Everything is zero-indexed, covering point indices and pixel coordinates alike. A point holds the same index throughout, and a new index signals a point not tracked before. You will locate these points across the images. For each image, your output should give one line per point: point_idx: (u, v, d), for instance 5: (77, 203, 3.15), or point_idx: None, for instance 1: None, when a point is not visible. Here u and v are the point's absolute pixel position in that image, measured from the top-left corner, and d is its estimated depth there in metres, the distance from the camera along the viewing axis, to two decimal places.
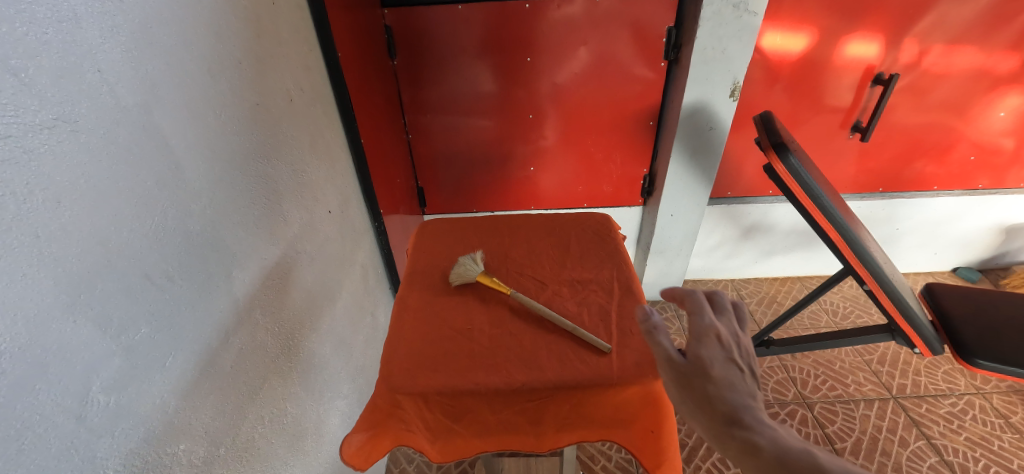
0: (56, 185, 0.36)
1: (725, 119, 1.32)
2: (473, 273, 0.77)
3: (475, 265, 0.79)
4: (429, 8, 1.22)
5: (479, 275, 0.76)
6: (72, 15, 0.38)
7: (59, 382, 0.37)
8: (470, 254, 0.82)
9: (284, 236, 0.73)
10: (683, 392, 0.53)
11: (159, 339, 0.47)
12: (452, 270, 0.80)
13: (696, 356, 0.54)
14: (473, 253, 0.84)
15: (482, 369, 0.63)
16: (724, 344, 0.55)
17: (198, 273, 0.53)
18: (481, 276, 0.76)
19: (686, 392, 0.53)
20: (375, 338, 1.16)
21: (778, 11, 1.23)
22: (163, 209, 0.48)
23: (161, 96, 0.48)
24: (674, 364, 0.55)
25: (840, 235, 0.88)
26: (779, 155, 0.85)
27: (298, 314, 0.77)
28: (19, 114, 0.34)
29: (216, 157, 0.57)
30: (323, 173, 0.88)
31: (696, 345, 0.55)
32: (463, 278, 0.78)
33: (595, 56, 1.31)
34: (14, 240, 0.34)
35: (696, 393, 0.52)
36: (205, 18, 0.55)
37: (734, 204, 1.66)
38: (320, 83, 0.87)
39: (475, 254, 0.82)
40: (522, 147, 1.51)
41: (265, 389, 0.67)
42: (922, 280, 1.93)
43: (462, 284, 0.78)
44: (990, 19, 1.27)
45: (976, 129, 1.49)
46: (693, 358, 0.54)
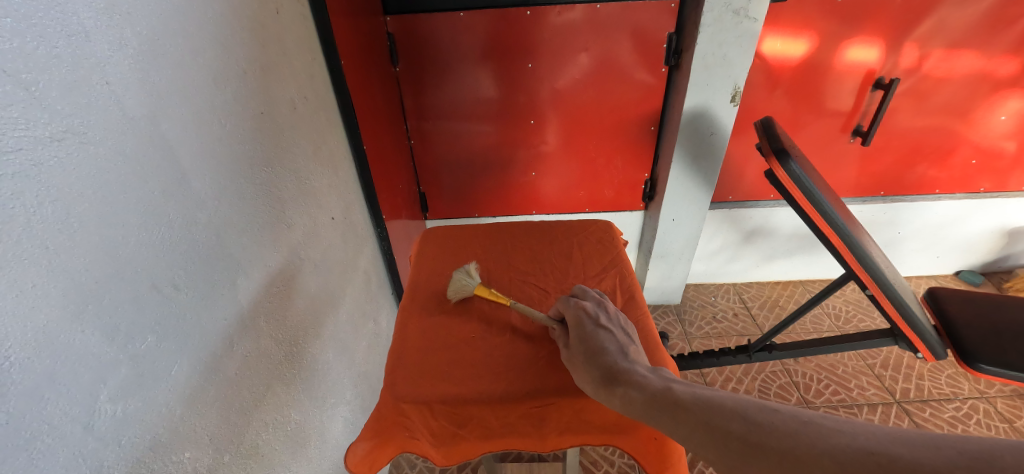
0: (64, 197, 0.37)
1: (726, 124, 1.32)
2: (471, 287, 0.77)
3: (470, 278, 0.78)
4: (431, 15, 1.23)
5: (477, 289, 0.76)
6: (81, 29, 0.39)
7: (66, 392, 0.37)
8: (464, 267, 0.81)
9: (288, 243, 0.74)
10: (574, 369, 0.61)
11: (164, 348, 0.47)
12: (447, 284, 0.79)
13: (575, 331, 0.63)
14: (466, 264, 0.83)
15: (484, 377, 0.64)
16: (596, 317, 0.64)
17: (203, 282, 0.53)
18: (480, 289, 0.76)
19: (575, 367, 0.61)
20: (377, 344, 1.16)
21: (778, 16, 1.24)
22: (168, 218, 0.48)
23: (167, 107, 0.48)
24: (563, 348, 0.64)
25: (841, 241, 0.88)
26: (780, 161, 0.85)
27: (302, 321, 0.77)
28: (29, 127, 0.34)
29: (221, 166, 0.57)
30: (326, 180, 0.89)
31: (573, 324, 0.65)
32: (460, 292, 0.77)
33: (596, 62, 1.31)
34: (23, 251, 0.34)
35: (581, 362, 0.60)
36: (210, 29, 0.56)
37: (735, 208, 1.66)
38: (323, 91, 0.88)
39: (469, 266, 0.81)
40: (524, 152, 1.51)
41: (269, 397, 0.67)
42: (924, 284, 1.92)
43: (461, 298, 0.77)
44: (990, 23, 1.27)
45: (977, 132, 1.49)
46: (573, 335, 0.63)
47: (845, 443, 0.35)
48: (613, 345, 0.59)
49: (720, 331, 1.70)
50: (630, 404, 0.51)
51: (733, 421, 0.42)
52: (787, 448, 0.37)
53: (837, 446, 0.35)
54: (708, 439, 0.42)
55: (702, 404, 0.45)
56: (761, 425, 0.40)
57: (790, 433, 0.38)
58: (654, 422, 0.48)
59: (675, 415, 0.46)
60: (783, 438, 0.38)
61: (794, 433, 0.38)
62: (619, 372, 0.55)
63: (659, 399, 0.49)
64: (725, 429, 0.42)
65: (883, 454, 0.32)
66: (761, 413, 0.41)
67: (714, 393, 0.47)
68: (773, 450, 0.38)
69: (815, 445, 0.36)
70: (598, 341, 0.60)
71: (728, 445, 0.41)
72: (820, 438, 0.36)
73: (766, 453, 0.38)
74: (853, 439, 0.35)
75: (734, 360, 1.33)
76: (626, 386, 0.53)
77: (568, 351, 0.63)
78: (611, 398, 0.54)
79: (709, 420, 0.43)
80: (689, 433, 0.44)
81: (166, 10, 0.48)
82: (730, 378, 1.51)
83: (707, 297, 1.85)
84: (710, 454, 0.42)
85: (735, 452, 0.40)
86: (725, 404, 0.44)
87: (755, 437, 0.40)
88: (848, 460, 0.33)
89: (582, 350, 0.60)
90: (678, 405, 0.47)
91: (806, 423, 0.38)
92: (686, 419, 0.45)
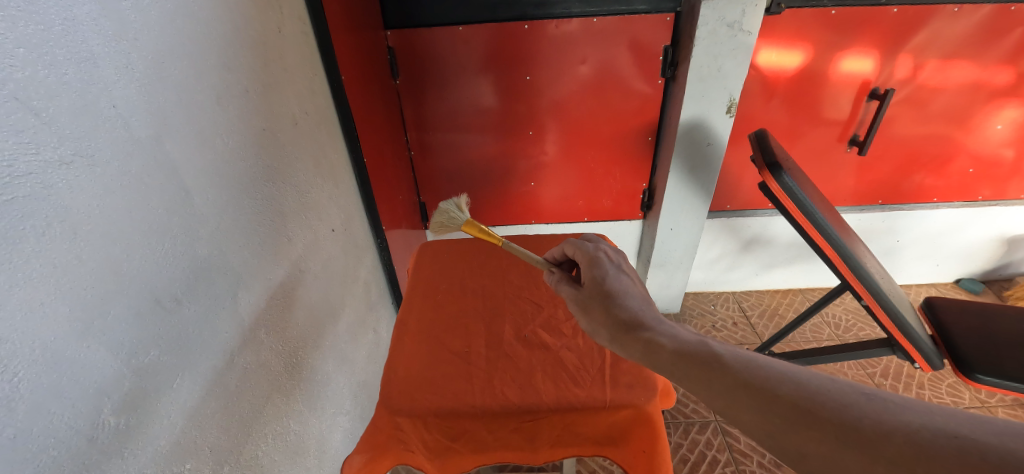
0: (72, 218, 0.38)
1: (723, 135, 1.34)
2: (457, 223, 0.84)
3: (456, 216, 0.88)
4: (431, 29, 1.26)
5: (461, 225, 0.83)
6: (89, 55, 0.40)
7: (73, 406, 0.38)
8: (454, 201, 0.88)
9: (289, 256, 0.75)
10: (587, 311, 0.61)
11: (167, 361, 0.48)
12: (437, 220, 0.87)
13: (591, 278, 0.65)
14: (457, 197, 0.90)
15: (478, 391, 0.65)
16: (613, 264, 0.67)
17: (205, 295, 0.55)
18: (463, 226, 0.83)
19: (589, 309, 0.61)
20: (377, 354, 1.17)
21: (773, 28, 1.25)
22: (172, 235, 0.49)
23: (172, 128, 0.50)
24: (575, 293, 0.65)
25: (836, 253, 0.89)
26: (773, 174, 0.86)
27: (302, 333, 0.78)
28: (39, 151, 0.36)
29: (223, 183, 0.59)
30: (327, 193, 0.90)
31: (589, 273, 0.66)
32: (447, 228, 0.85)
33: (593, 74, 1.33)
34: (32, 270, 0.35)
35: (598, 305, 0.60)
36: (215, 50, 0.58)
37: (733, 217, 1.67)
38: (324, 106, 0.90)
39: (458, 200, 0.87)
40: (523, 162, 1.53)
41: (269, 408, 0.69)
42: (924, 292, 1.92)
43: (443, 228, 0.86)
44: (984, 34, 1.28)
45: (974, 141, 1.50)
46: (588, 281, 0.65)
47: (914, 423, 0.34)
48: (631, 292, 0.61)
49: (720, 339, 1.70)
50: (656, 351, 0.50)
51: (781, 388, 0.41)
52: (847, 421, 0.36)
53: (907, 426, 0.34)
54: (751, 400, 0.41)
55: (741, 363, 0.44)
56: (814, 395, 0.39)
57: (848, 406, 0.37)
58: (684, 375, 0.46)
59: (712, 370, 0.45)
60: (839, 411, 0.37)
61: (853, 407, 0.37)
62: (641, 317, 0.55)
63: (690, 352, 0.48)
64: (773, 394, 0.40)
65: (962, 438, 0.32)
66: (814, 382, 0.40)
67: (753, 356, 0.45)
68: (829, 420, 0.37)
69: (882, 421, 0.35)
70: (617, 287, 0.62)
71: (776, 409, 0.39)
72: (883, 415, 0.36)
73: (821, 423, 0.37)
74: (921, 419, 0.34)
75: None
76: (650, 335, 0.52)
77: (582, 295, 0.63)
78: (631, 340, 0.53)
79: (752, 381, 0.42)
80: (727, 390, 0.43)
81: (172, 34, 0.50)
82: None
83: (707, 306, 1.86)
84: (753, 415, 0.40)
85: (784, 418, 0.39)
86: (770, 370, 0.43)
87: (807, 406, 0.39)
88: (922, 441, 0.33)
89: (601, 293, 0.61)
90: (715, 360, 0.45)
91: (864, 399, 0.38)
92: (725, 377, 0.43)
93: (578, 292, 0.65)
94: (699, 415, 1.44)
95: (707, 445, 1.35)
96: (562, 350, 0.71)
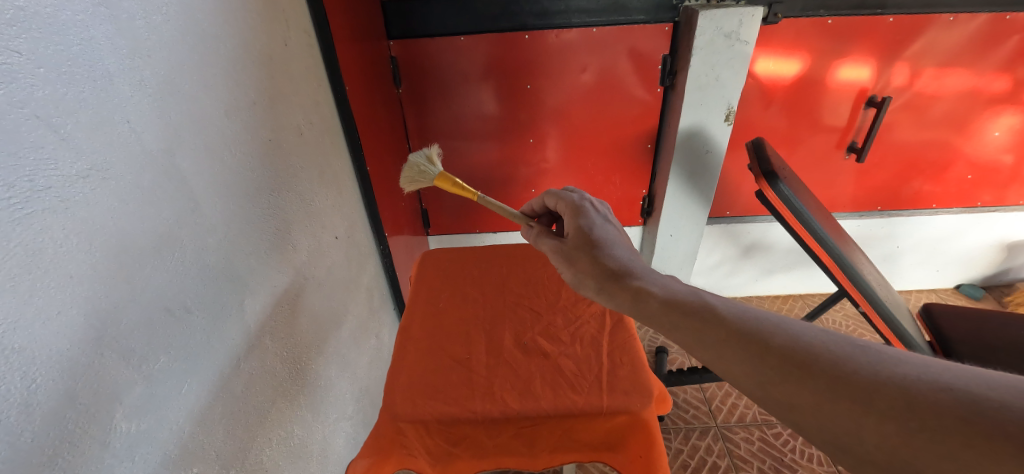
0: (88, 230, 0.40)
1: (721, 142, 1.35)
2: (429, 177, 0.94)
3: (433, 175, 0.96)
4: (433, 39, 1.28)
5: (433, 179, 0.93)
6: (105, 73, 0.42)
7: (86, 411, 0.39)
8: (423, 153, 0.96)
9: (294, 263, 0.77)
10: (573, 262, 0.65)
11: (176, 367, 0.50)
12: (408, 171, 0.95)
13: (577, 233, 0.68)
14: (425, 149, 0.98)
15: (478, 397, 0.66)
16: (599, 219, 0.71)
17: (212, 303, 0.56)
18: (435, 180, 0.93)
19: (576, 260, 0.64)
20: (379, 359, 1.18)
21: (771, 37, 1.27)
22: (182, 245, 0.51)
23: (182, 141, 0.51)
24: (560, 245, 0.68)
25: (832, 259, 0.91)
26: (769, 182, 0.89)
27: (306, 339, 0.80)
28: (58, 167, 0.37)
29: (231, 193, 0.61)
30: (330, 201, 0.92)
31: (573, 227, 0.70)
32: (418, 180, 0.95)
33: (593, 82, 1.35)
34: (51, 280, 0.37)
35: (584, 256, 0.64)
36: (223, 64, 0.59)
37: (733, 223, 1.68)
38: (328, 115, 0.92)
39: (427, 152, 0.96)
40: (524, 169, 1.54)
41: (274, 413, 0.70)
42: (924, 298, 1.93)
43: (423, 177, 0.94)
44: (981, 42, 1.29)
45: (972, 147, 1.51)
46: (574, 235, 0.68)
47: (908, 374, 0.36)
48: (614, 245, 0.65)
49: None
50: (646, 301, 0.54)
51: (775, 341, 0.43)
52: (841, 371, 0.38)
53: (901, 377, 0.36)
54: (743, 350, 0.43)
55: (736, 316, 0.47)
56: (807, 347, 0.41)
57: (842, 359, 0.39)
58: (674, 326, 0.50)
59: (705, 323, 0.48)
60: (833, 362, 0.39)
61: (847, 359, 0.39)
62: (627, 268, 0.60)
63: (681, 305, 0.51)
64: (767, 347, 0.43)
65: (955, 389, 0.33)
66: (808, 335, 0.42)
67: (749, 311, 0.48)
68: (824, 371, 0.39)
69: (876, 373, 0.37)
70: (601, 239, 0.66)
71: (769, 360, 0.42)
72: (879, 367, 0.37)
73: (814, 373, 0.39)
74: (916, 369, 0.36)
75: None
76: (635, 284, 0.57)
77: (567, 248, 0.67)
78: (618, 290, 0.57)
79: (745, 333, 0.45)
80: (719, 342, 0.45)
81: (183, 52, 0.52)
82: (730, 393, 1.52)
83: None
84: (744, 367, 0.43)
85: (778, 370, 0.41)
86: (766, 325, 0.45)
87: (802, 359, 0.40)
88: (914, 392, 0.34)
89: (587, 246, 0.65)
90: (707, 313, 0.48)
91: (860, 351, 0.39)
92: (719, 331, 0.46)
93: (562, 244, 0.68)
94: (699, 420, 1.44)
95: (708, 451, 1.36)
96: (560, 357, 0.72)
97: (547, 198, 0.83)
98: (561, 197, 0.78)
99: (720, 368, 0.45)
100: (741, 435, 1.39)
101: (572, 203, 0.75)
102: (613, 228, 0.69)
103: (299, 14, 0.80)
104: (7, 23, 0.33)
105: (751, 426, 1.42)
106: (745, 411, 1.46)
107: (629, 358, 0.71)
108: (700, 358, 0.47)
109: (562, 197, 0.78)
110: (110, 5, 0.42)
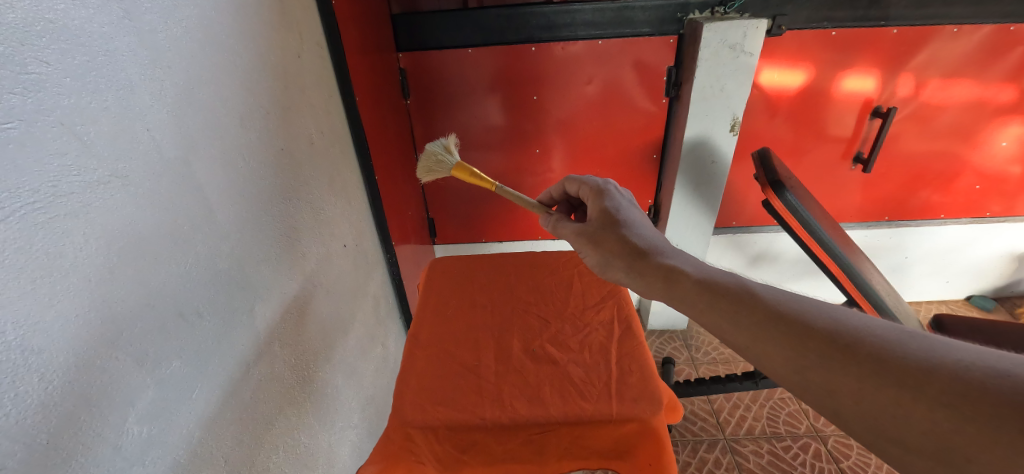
0: (107, 235, 0.40)
1: (727, 152, 1.36)
2: (445, 166, 0.95)
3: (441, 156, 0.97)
4: (441, 51, 1.30)
5: (450, 169, 0.94)
6: (127, 83, 0.43)
7: (99, 415, 0.40)
8: (441, 143, 0.97)
9: (303, 270, 0.77)
10: (600, 244, 0.68)
11: (187, 371, 0.50)
12: (425, 160, 0.96)
13: (602, 216, 0.71)
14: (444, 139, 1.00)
15: (488, 403, 0.66)
16: (623, 201, 0.75)
17: (225, 309, 0.57)
18: (452, 170, 0.94)
19: (602, 242, 0.68)
20: (385, 368, 1.18)
21: (775, 48, 1.28)
22: (195, 250, 0.52)
23: (199, 149, 0.52)
24: (585, 228, 0.72)
25: (841, 270, 0.93)
26: (776, 192, 0.90)
27: (314, 345, 0.80)
28: (79, 173, 0.38)
29: (244, 200, 0.62)
30: (340, 209, 0.93)
31: (598, 211, 0.73)
32: (435, 170, 0.96)
33: (599, 92, 1.36)
34: (70, 284, 0.37)
35: (610, 236, 0.68)
36: (239, 74, 0.61)
37: (740, 234, 1.67)
38: (339, 125, 0.93)
39: (445, 142, 0.97)
40: (529, 179, 1.55)
41: (281, 420, 0.70)
42: (935, 309, 1.90)
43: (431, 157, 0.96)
44: (985, 53, 1.30)
45: (980, 157, 1.50)
46: (599, 218, 0.71)
47: (963, 361, 0.36)
48: (640, 227, 0.69)
49: (727, 356, 1.69)
50: (678, 282, 0.57)
51: (818, 326, 0.44)
52: (889, 356, 0.39)
53: (954, 364, 0.36)
54: (781, 335, 0.45)
55: (774, 301, 0.49)
56: (850, 332, 0.42)
57: (887, 345, 0.40)
58: (708, 308, 0.52)
59: (742, 307, 0.49)
60: (879, 348, 0.40)
61: (896, 345, 0.40)
62: (653, 247, 0.64)
63: (713, 287, 0.53)
64: (809, 331, 0.44)
65: (1015, 375, 0.33)
66: (851, 321, 0.44)
67: (789, 296, 0.49)
68: (869, 355, 0.40)
69: (927, 359, 0.37)
70: (626, 221, 0.69)
71: (808, 345, 0.43)
72: (930, 355, 0.38)
73: (860, 359, 0.40)
74: (969, 356, 0.37)
75: (741, 386, 1.32)
76: (663, 262, 0.60)
77: (593, 230, 0.70)
78: (647, 268, 0.61)
79: (785, 319, 0.46)
80: (756, 328, 0.47)
81: (202, 63, 0.53)
82: (738, 405, 1.50)
83: None
84: (784, 351, 0.44)
85: (820, 355, 0.42)
86: (807, 312, 0.46)
87: (847, 344, 0.41)
88: (969, 378, 0.35)
89: (612, 229, 0.68)
90: (740, 300, 0.50)
91: (909, 338, 0.40)
92: (756, 315, 0.48)
93: (587, 227, 0.72)
94: (707, 433, 1.42)
95: (716, 464, 1.34)
96: (569, 364, 0.72)
97: (567, 184, 0.86)
98: (583, 182, 0.81)
99: (755, 352, 0.47)
100: (750, 448, 1.37)
101: (595, 187, 0.78)
102: (637, 211, 0.72)
103: (312, 27, 0.82)
104: (35, 35, 0.35)
105: (761, 438, 1.40)
106: (753, 424, 1.44)
107: (638, 366, 0.71)
108: (736, 342, 0.48)
109: (585, 182, 0.81)
110: (134, 18, 0.44)
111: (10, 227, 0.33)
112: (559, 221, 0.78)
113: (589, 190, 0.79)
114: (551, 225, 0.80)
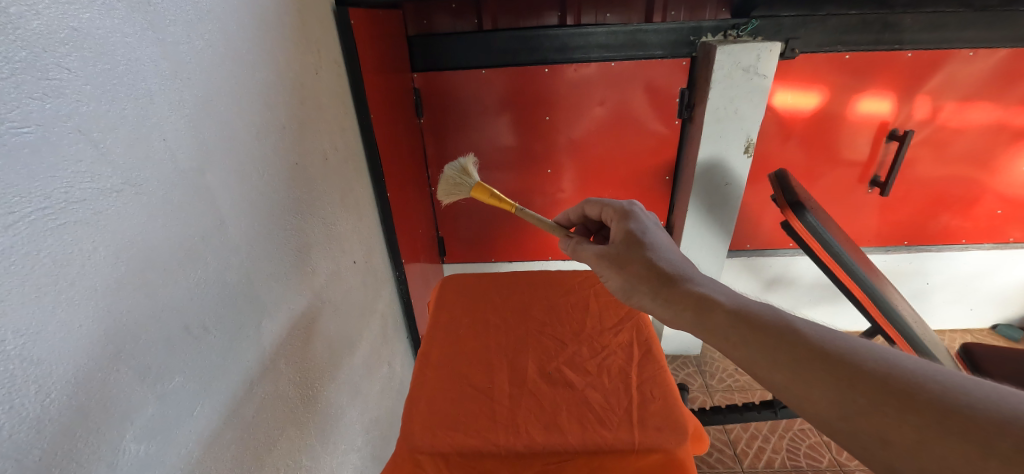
0: (116, 244, 0.39)
1: (741, 174, 1.34)
2: (465, 188, 0.95)
3: (464, 178, 0.94)
4: (455, 72, 1.32)
5: (471, 190, 0.94)
6: (146, 93, 0.43)
7: (96, 431, 0.38)
8: (459, 164, 0.95)
9: (312, 286, 0.76)
10: (625, 267, 0.66)
11: (189, 388, 0.48)
12: (445, 183, 0.96)
13: (627, 239, 0.70)
14: (461, 158, 0.97)
15: (501, 430, 0.63)
16: (648, 223, 0.73)
17: (231, 323, 0.55)
18: (472, 191, 0.94)
19: (628, 264, 0.66)
20: (390, 389, 1.15)
21: (787, 71, 1.28)
22: (205, 262, 0.51)
23: (213, 162, 0.52)
24: (609, 250, 0.70)
25: (866, 296, 0.90)
26: (796, 213, 0.89)
27: (320, 364, 0.78)
28: (93, 181, 0.37)
29: (256, 213, 0.61)
30: (351, 225, 0.93)
31: (622, 232, 0.72)
32: (456, 192, 0.96)
33: (610, 114, 1.37)
34: (74, 293, 0.36)
35: (635, 259, 0.66)
36: (256, 89, 0.61)
37: (755, 257, 1.64)
38: (353, 142, 0.94)
39: (463, 163, 0.95)
40: (539, 198, 1.55)
41: (283, 441, 0.67)
42: (959, 338, 1.83)
43: (455, 183, 0.95)
44: (1001, 77, 1.29)
45: (999, 182, 1.47)
46: (624, 240, 0.70)
47: None
48: (666, 251, 0.67)
49: (744, 384, 1.63)
50: (711, 309, 0.55)
51: (870, 366, 0.42)
52: (952, 406, 0.37)
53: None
54: (827, 374, 0.43)
55: (818, 337, 0.47)
56: (906, 376, 0.40)
57: (948, 395, 0.38)
58: (742, 340, 0.50)
59: (779, 341, 0.48)
60: (941, 397, 0.38)
61: (960, 393, 0.37)
62: (680, 273, 0.62)
63: (745, 316, 0.52)
64: (860, 372, 0.42)
65: None
66: (906, 361, 0.41)
67: (837, 334, 0.47)
68: (930, 403, 0.37)
69: (999, 410, 0.35)
70: (651, 244, 0.68)
71: (860, 387, 0.41)
72: (1003, 404, 0.35)
73: (919, 406, 0.38)
74: None
75: (759, 416, 1.26)
76: (688, 289, 0.59)
77: (617, 252, 0.69)
78: (677, 295, 0.59)
79: (830, 358, 0.44)
80: (797, 366, 0.45)
81: (222, 76, 0.54)
82: (756, 436, 1.44)
83: None
84: (829, 392, 0.42)
85: (872, 400, 0.40)
86: (856, 350, 0.44)
87: (903, 387, 0.39)
88: None
89: (638, 251, 0.67)
90: (779, 334, 0.48)
91: (977, 386, 0.37)
92: (798, 351, 0.46)
93: (610, 249, 0.70)
94: (724, 465, 1.36)
95: None
96: (587, 390, 0.70)
97: (587, 207, 0.85)
98: (606, 204, 0.80)
99: (794, 392, 0.44)
100: None
101: (620, 209, 0.77)
102: (664, 234, 0.71)
103: (330, 46, 0.84)
104: (58, 42, 0.35)
105: None
106: (773, 456, 1.38)
107: (661, 392, 0.68)
108: (773, 380, 0.46)
109: (607, 204, 0.80)
110: (156, 29, 0.44)
111: (18, 233, 0.32)
112: (580, 243, 0.77)
113: (613, 212, 0.77)
114: (572, 247, 0.79)
